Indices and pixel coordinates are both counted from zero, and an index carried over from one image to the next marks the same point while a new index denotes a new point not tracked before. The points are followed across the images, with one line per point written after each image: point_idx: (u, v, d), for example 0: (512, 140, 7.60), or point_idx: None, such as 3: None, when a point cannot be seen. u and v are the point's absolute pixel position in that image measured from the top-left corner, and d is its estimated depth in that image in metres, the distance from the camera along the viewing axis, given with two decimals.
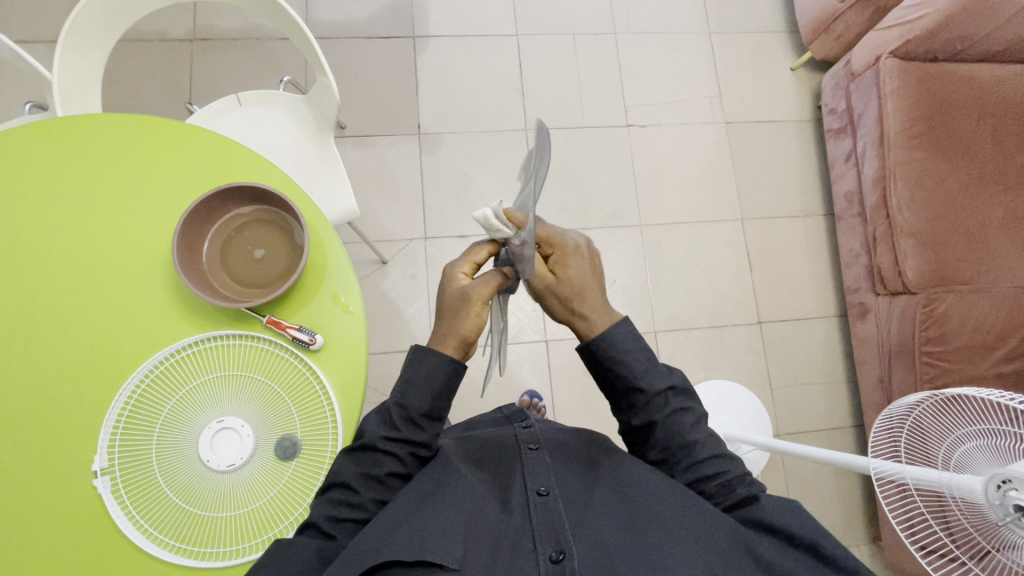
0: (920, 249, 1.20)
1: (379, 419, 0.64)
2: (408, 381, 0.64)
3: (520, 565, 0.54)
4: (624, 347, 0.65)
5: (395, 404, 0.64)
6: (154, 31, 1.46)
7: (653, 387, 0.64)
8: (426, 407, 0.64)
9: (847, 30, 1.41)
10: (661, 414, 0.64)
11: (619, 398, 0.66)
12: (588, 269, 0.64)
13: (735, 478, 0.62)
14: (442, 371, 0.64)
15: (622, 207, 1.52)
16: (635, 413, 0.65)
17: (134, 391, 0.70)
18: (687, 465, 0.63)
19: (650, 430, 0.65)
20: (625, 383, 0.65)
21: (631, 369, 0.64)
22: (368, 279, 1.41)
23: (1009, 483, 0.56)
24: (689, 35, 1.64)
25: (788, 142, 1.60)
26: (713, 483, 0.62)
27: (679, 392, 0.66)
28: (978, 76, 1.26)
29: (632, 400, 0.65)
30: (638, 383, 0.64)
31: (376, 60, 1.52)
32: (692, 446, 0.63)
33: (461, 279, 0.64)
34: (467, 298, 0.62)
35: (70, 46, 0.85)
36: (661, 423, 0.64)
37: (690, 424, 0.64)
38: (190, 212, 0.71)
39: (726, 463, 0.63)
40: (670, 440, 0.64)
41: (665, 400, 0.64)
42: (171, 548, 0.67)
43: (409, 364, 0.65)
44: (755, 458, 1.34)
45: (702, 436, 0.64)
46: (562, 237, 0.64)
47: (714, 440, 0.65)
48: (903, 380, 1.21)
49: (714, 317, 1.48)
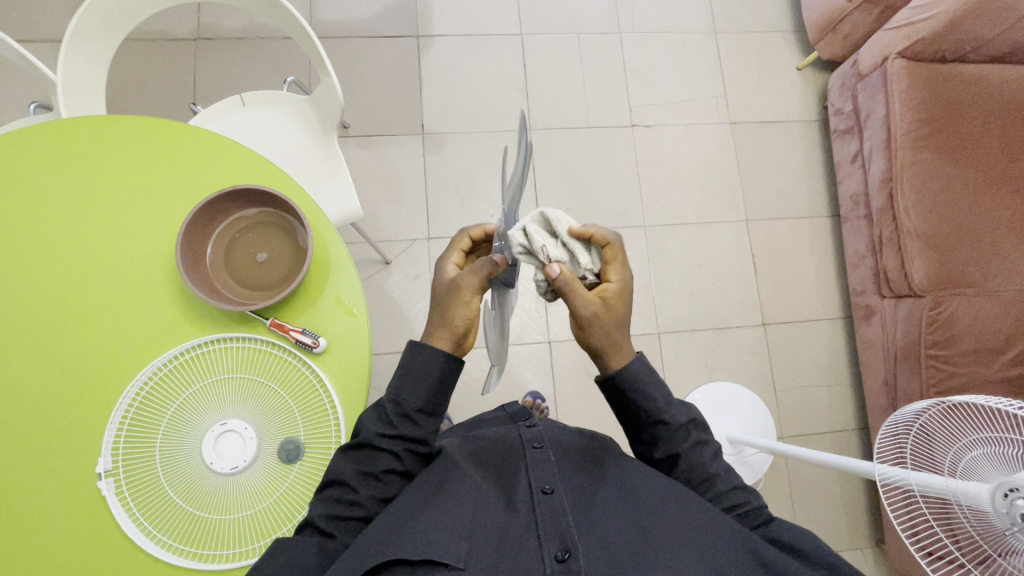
0: (927, 251, 1.19)
1: (375, 415, 0.64)
2: (403, 377, 0.64)
3: (527, 566, 0.53)
4: (646, 380, 0.65)
5: (390, 400, 0.64)
6: (159, 30, 1.46)
7: (676, 420, 0.65)
8: (421, 402, 0.64)
9: (854, 30, 1.40)
10: (685, 446, 0.64)
11: (640, 430, 0.66)
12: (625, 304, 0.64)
13: (757, 508, 0.61)
14: (437, 365, 0.64)
15: (627, 208, 1.51)
16: (658, 445, 0.66)
17: (138, 394, 0.70)
18: (714, 496, 0.63)
19: (672, 463, 0.65)
20: (648, 416, 0.65)
21: (654, 403, 0.65)
22: (372, 279, 1.41)
23: (1016, 491, 0.56)
24: (695, 35, 1.63)
25: (794, 143, 1.59)
26: (735, 512, 0.61)
27: (699, 425, 0.67)
28: (987, 77, 1.25)
29: (655, 434, 0.65)
30: (663, 415, 0.65)
31: (380, 60, 1.52)
32: (714, 478, 0.63)
33: (449, 269, 0.67)
34: (457, 287, 0.62)
35: (75, 47, 0.84)
36: (684, 455, 0.64)
37: (710, 456, 0.65)
38: (193, 215, 0.71)
39: (746, 494, 0.63)
40: (692, 473, 0.64)
41: (687, 433, 0.66)
42: (176, 550, 0.67)
43: (404, 361, 0.64)
44: (759, 460, 1.34)
45: (722, 468, 0.65)
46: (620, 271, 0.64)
47: (733, 475, 0.65)
48: (909, 384, 1.20)
49: (718, 318, 1.47)
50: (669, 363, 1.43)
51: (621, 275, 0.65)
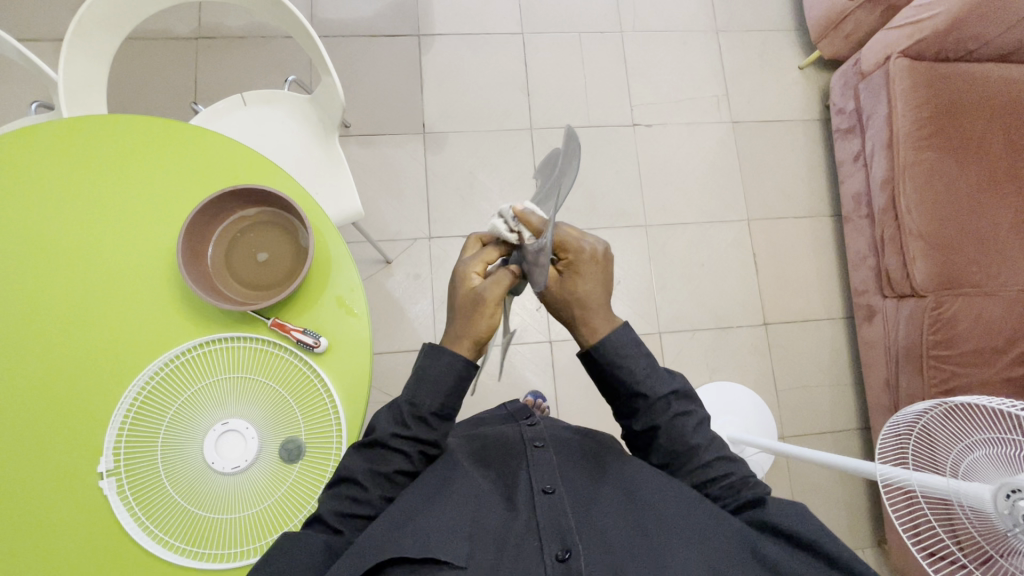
0: (930, 251, 1.18)
1: (390, 416, 0.65)
2: (421, 379, 0.64)
3: (526, 567, 0.54)
4: (623, 350, 0.64)
5: (407, 401, 0.64)
6: (159, 30, 1.46)
7: (655, 392, 0.64)
8: (437, 406, 0.64)
9: (857, 29, 1.40)
10: (664, 418, 0.63)
11: (622, 403, 0.66)
12: (599, 276, 0.63)
13: (740, 480, 0.61)
14: (455, 370, 0.63)
15: (628, 208, 1.51)
16: (637, 417, 0.65)
17: (139, 394, 0.70)
18: (690, 468, 0.63)
19: (652, 435, 0.64)
20: (626, 388, 0.65)
21: (632, 373, 0.64)
22: (373, 279, 1.41)
23: (1019, 492, 0.56)
24: (697, 34, 1.63)
25: (796, 142, 1.59)
26: (716, 485, 0.61)
27: (682, 397, 0.65)
28: (990, 76, 1.24)
29: (634, 405, 0.65)
30: (640, 387, 0.64)
31: (381, 59, 1.52)
32: (695, 451, 0.62)
33: (475, 279, 0.63)
34: (480, 302, 0.61)
35: (75, 46, 0.84)
36: (664, 427, 0.63)
37: (693, 427, 0.63)
38: (194, 214, 0.71)
39: (730, 465, 0.62)
40: (673, 444, 0.63)
41: (667, 405, 0.64)
42: (178, 549, 0.67)
43: (422, 363, 0.64)
44: (760, 458, 1.33)
45: (705, 439, 0.63)
46: (578, 242, 0.61)
47: (718, 444, 0.64)
48: (911, 384, 1.19)
49: (719, 318, 1.47)
50: (670, 363, 1.43)
51: (576, 248, 0.61)
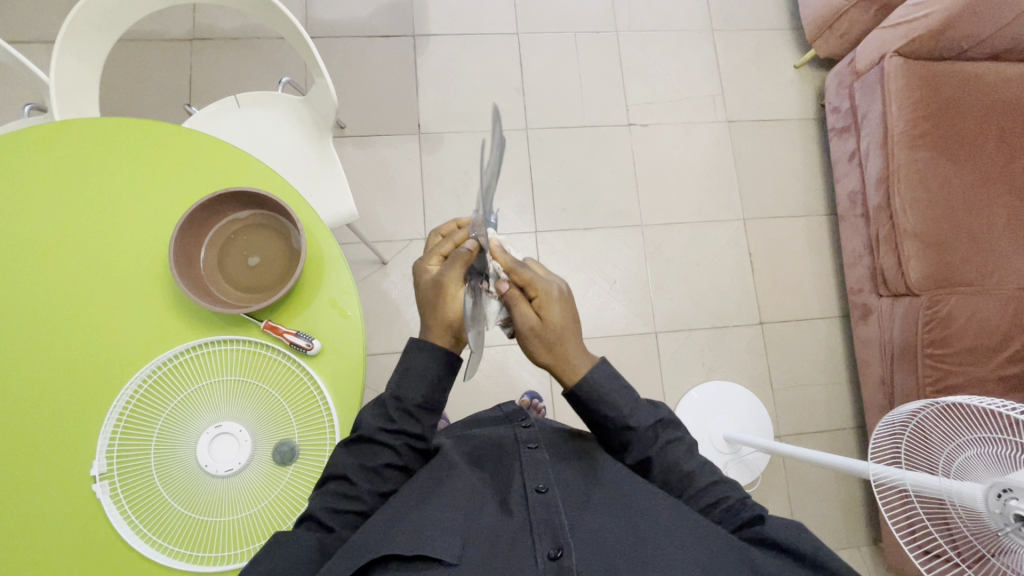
0: (923, 251, 1.19)
1: (375, 411, 0.65)
2: (404, 374, 0.64)
3: (521, 564, 0.54)
4: (608, 389, 0.64)
5: (390, 396, 0.64)
6: (154, 30, 1.46)
7: (642, 424, 0.64)
8: (421, 398, 0.64)
9: (851, 28, 1.40)
10: (655, 448, 0.64)
11: (610, 439, 0.66)
12: (569, 318, 0.62)
13: (738, 502, 0.60)
14: (435, 363, 0.63)
15: (624, 207, 1.51)
16: (628, 453, 0.65)
17: (132, 397, 0.70)
18: (689, 496, 0.62)
19: (645, 467, 0.64)
20: (615, 424, 0.64)
21: (619, 408, 0.64)
22: (368, 280, 1.41)
23: (1009, 492, 0.56)
24: (693, 33, 1.63)
25: (792, 141, 1.59)
26: (717, 508, 0.60)
27: (667, 424, 0.66)
28: (985, 75, 1.24)
29: (624, 440, 0.65)
30: (628, 421, 0.64)
31: (376, 59, 1.52)
32: (691, 476, 0.63)
33: (432, 271, 0.63)
34: (440, 286, 0.60)
35: (65, 49, 0.84)
36: (656, 457, 0.64)
37: (684, 454, 0.64)
38: (184, 218, 0.71)
39: (726, 487, 0.62)
40: (668, 474, 0.63)
41: (655, 434, 0.65)
42: (173, 553, 0.67)
43: (404, 357, 0.64)
44: (755, 459, 1.34)
45: (697, 464, 0.64)
46: (545, 281, 0.62)
47: (710, 468, 0.64)
48: (906, 383, 1.19)
49: (715, 317, 1.47)
50: (666, 362, 1.43)
51: (546, 287, 0.62)
